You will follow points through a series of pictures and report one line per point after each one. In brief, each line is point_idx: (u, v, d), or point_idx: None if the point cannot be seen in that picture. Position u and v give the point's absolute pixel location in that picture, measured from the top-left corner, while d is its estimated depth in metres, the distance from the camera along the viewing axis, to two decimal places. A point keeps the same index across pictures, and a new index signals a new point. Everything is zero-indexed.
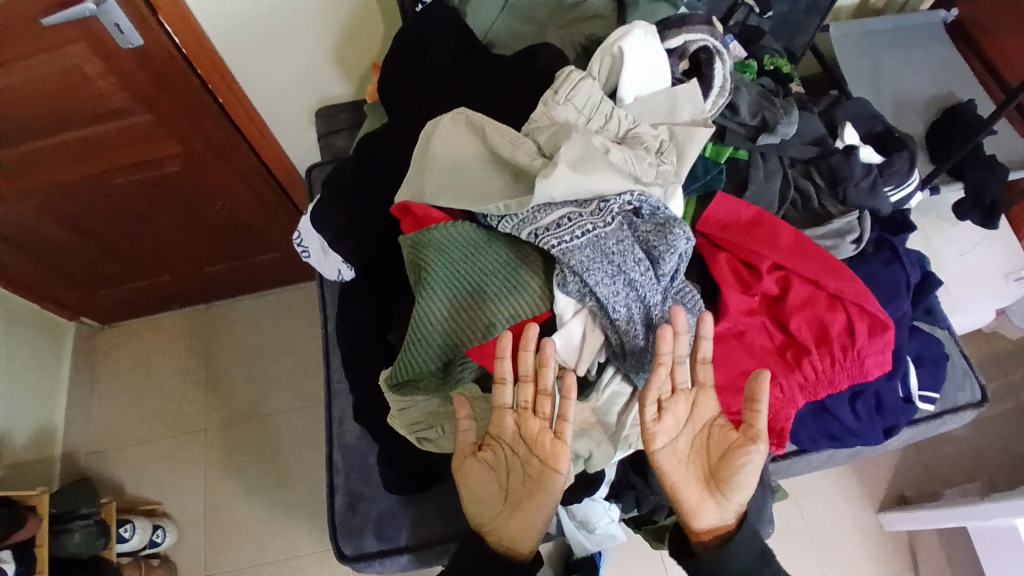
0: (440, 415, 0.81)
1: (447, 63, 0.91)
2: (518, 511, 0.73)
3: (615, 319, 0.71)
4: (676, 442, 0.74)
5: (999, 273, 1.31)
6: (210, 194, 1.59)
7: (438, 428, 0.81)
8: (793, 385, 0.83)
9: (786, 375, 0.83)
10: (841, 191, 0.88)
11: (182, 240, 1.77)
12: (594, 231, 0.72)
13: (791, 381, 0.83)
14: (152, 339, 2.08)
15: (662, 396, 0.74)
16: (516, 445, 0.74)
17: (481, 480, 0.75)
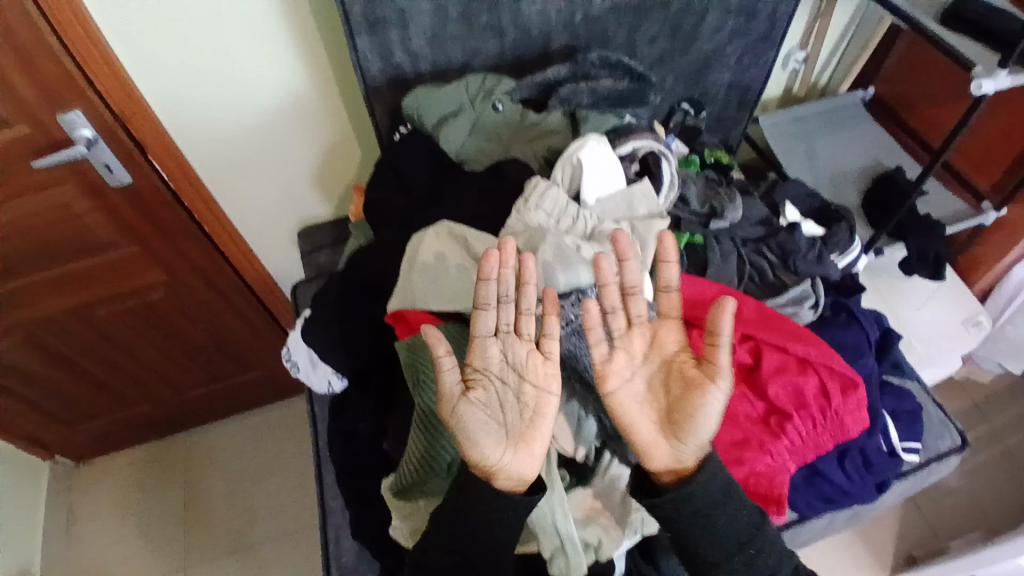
0: None
1: (422, 183, 1.00)
2: (519, 444, 0.75)
3: None
4: (632, 381, 0.77)
5: (953, 322, 1.40)
6: (194, 318, 1.62)
7: None
8: (781, 451, 0.87)
9: (773, 442, 0.86)
10: (792, 264, 0.97)
11: (164, 365, 1.77)
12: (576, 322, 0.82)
13: (779, 447, 0.86)
14: (131, 473, 2.01)
15: (618, 330, 0.78)
16: (503, 374, 0.77)
17: (474, 421, 0.73)
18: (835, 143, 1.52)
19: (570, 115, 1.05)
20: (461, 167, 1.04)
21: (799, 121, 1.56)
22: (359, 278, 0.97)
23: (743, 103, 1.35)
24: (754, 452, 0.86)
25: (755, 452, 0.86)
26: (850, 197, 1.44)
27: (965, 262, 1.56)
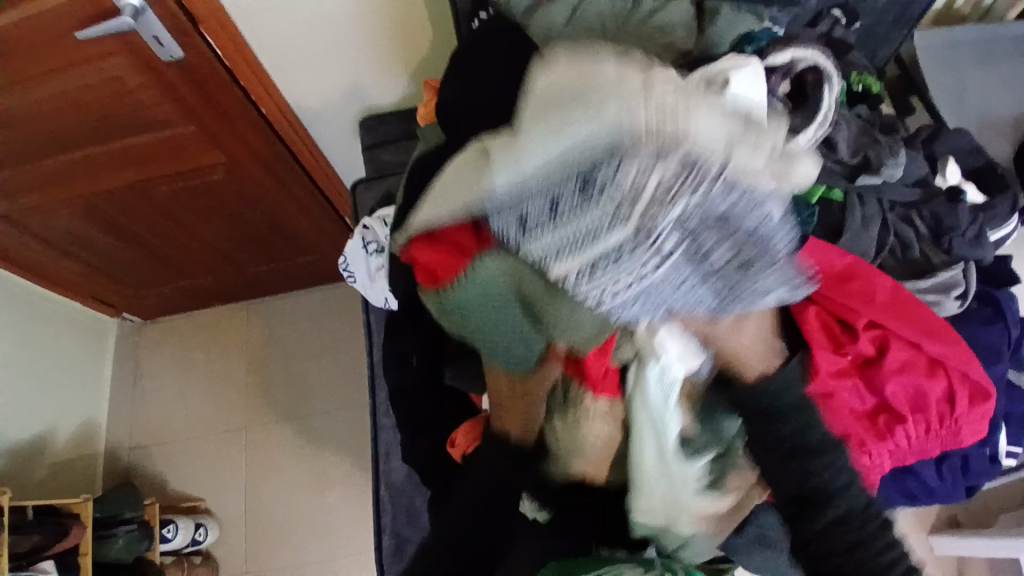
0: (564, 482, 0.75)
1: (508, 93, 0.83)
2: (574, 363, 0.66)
3: None
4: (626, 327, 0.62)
5: None
6: (249, 202, 1.56)
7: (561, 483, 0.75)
8: (881, 453, 0.78)
9: (875, 444, 0.78)
10: (945, 241, 0.81)
11: (222, 246, 1.75)
12: (639, 279, 0.50)
13: (880, 449, 0.78)
14: (192, 338, 2.09)
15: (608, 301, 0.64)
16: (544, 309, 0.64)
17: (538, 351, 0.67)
18: (999, 79, 1.25)
19: (698, 9, 0.86)
20: None
21: (959, 44, 1.27)
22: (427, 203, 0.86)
23: (903, 19, 1.09)
24: (853, 451, 0.78)
25: (853, 452, 0.78)
26: (1002, 149, 1.20)
27: None
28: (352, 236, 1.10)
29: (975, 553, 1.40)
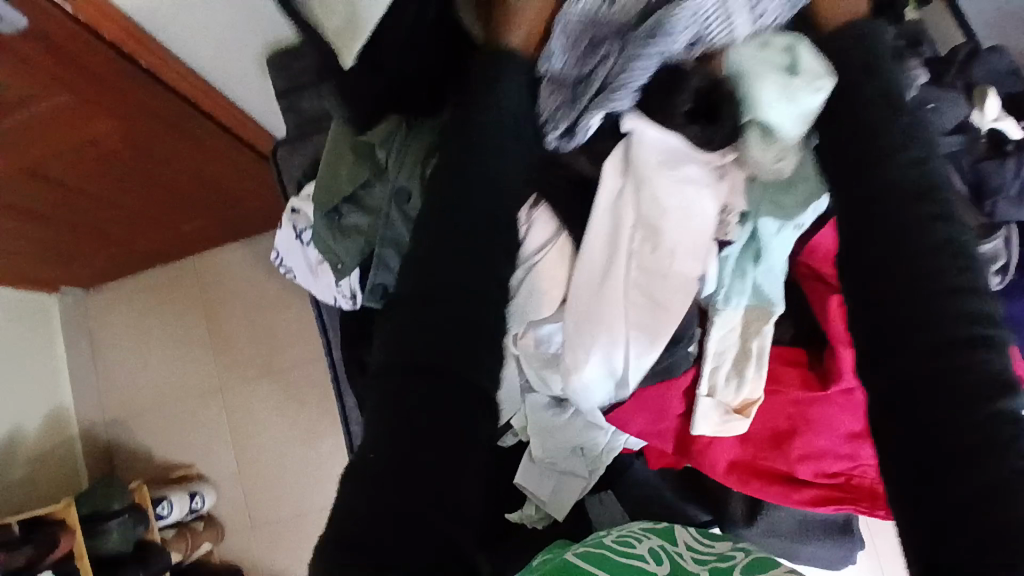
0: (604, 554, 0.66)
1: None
2: None
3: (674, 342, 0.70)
4: None
5: None
6: (161, 164, 1.30)
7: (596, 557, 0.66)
8: None
9: None
10: (989, 204, 0.70)
11: (147, 211, 1.52)
12: None
13: None
14: (144, 303, 1.92)
15: None
16: None
17: None
18: None
19: None
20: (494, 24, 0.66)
21: None
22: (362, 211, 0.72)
23: None
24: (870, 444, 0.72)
25: (871, 446, 0.72)
26: None
27: None
28: (280, 223, 0.92)
29: None
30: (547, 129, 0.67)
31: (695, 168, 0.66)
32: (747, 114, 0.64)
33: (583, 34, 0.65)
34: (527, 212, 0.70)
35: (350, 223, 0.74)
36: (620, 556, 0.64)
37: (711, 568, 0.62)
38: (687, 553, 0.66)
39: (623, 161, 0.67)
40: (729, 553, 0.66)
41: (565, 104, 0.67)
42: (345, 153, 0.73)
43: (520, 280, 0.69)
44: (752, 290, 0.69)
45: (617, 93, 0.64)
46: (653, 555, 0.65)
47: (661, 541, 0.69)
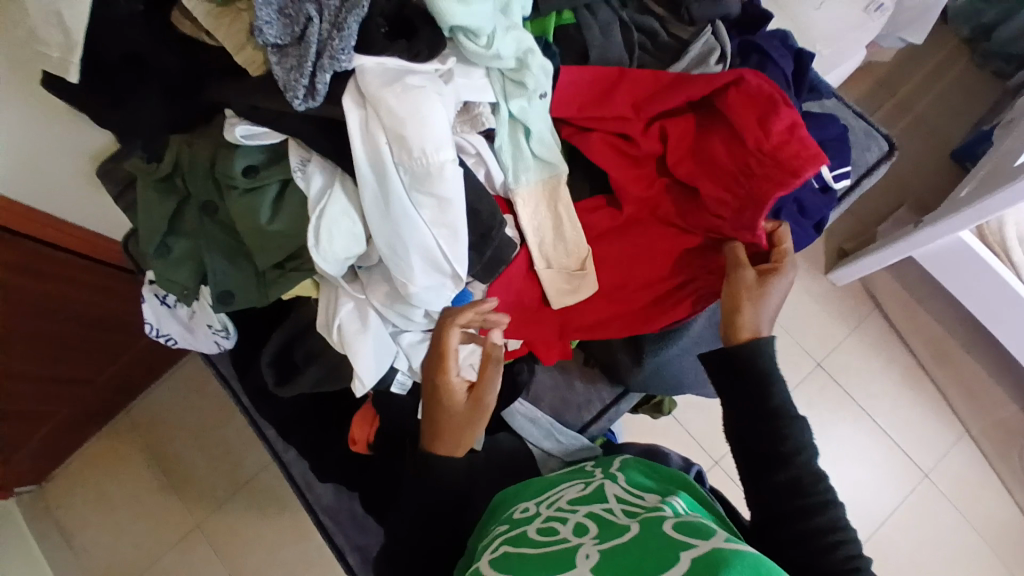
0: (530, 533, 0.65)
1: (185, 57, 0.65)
2: None
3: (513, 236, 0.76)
4: None
5: (857, 12, 1.32)
6: (52, 319, 1.26)
7: (530, 533, 0.65)
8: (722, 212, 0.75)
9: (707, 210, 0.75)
10: (684, 12, 0.81)
11: (73, 382, 1.45)
12: None
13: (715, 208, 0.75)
14: (92, 475, 1.71)
15: None
16: None
17: None
18: None
19: None
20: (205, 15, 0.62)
21: None
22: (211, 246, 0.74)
23: None
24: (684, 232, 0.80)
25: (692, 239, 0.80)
26: None
27: None
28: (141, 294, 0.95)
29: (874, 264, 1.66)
30: (288, 96, 0.59)
31: (422, 76, 0.61)
32: (440, 20, 0.60)
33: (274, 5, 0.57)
34: (301, 168, 0.64)
35: (180, 252, 0.77)
36: (543, 537, 0.63)
37: (641, 518, 0.61)
38: (619, 509, 0.66)
39: (354, 96, 0.60)
40: (659, 506, 0.65)
41: (297, 65, 0.58)
42: (150, 194, 0.75)
43: (318, 241, 0.63)
44: (536, 164, 0.76)
45: (337, 46, 0.57)
46: (577, 524, 0.64)
47: (591, 506, 0.69)
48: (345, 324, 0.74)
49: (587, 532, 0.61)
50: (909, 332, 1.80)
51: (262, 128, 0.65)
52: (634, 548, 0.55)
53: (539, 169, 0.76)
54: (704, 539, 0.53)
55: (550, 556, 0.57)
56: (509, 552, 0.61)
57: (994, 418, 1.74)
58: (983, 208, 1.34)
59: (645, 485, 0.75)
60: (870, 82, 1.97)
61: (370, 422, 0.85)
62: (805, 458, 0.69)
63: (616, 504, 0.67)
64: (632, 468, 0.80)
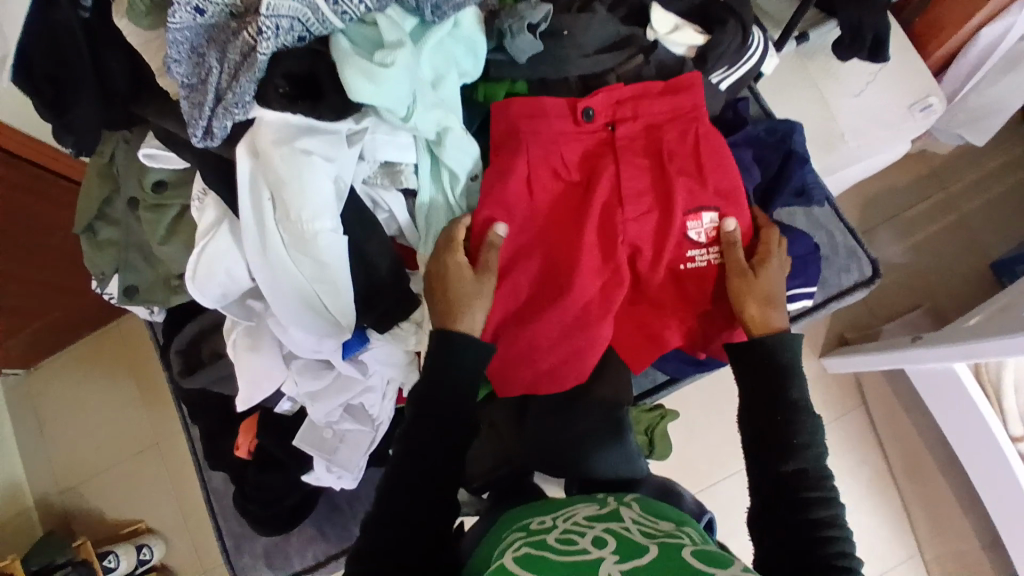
0: (570, 538, 0.56)
1: (120, 63, 0.67)
2: None
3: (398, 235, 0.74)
4: None
5: (899, 109, 1.18)
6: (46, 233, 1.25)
7: (574, 539, 0.55)
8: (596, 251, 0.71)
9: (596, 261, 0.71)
10: None
11: (59, 316, 1.44)
12: None
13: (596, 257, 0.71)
14: (78, 373, 1.59)
15: None
16: None
17: None
18: None
19: None
20: (135, 31, 0.62)
21: None
22: (129, 241, 0.77)
23: None
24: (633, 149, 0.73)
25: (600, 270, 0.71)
26: None
27: (922, 23, 1.23)
28: None
29: (867, 366, 1.48)
30: (188, 131, 0.59)
31: (318, 139, 0.60)
32: (347, 90, 0.58)
33: (185, 46, 0.56)
34: (199, 198, 0.65)
35: (106, 238, 0.81)
36: (561, 547, 0.54)
37: (661, 542, 0.54)
38: (637, 526, 0.58)
39: (248, 147, 0.59)
40: (677, 532, 0.57)
41: (199, 105, 0.57)
42: (93, 178, 0.79)
43: (195, 273, 0.65)
44: None
45: (232, 99, 0.55)
46: (596, 538, 0.55)
47: (608, 523, 0.59)
48: (241, 340, 0.79)
49: (607, 546, 0.53)
50: (887, 438, 1.59)
51: (167, 154, 0.66)
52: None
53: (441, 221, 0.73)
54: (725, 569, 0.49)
55: (569, 569, 0.50)
56: (558, 558, 0.51)
57: (952, 546, 1.53)
58: (976, 347, 1.20)
59: (658, 513, 0.63)
60: (923, 168, 1.70)
61: (254, 432, 0.89)
62: (812, 453, 0.63)
63: (633, 524, 0.58)
64: (643, 500, 0.67)
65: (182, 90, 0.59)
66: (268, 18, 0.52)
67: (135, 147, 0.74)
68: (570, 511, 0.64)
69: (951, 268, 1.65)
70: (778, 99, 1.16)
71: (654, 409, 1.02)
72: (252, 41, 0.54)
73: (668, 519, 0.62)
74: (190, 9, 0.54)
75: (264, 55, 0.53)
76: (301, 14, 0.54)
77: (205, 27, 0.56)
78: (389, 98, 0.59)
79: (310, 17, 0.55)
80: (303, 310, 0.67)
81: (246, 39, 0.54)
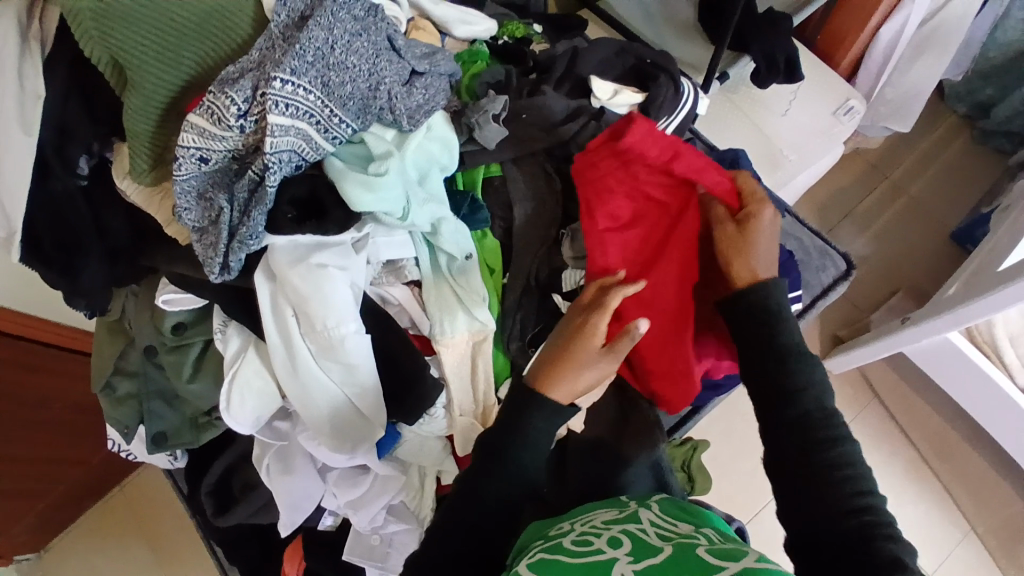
0: (585, 541, 0.57)
1: (125, 223, 0.71)
2: None
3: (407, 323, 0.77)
4: None
5: (826, 114, 1.32)
6: (45, 407, 1.22)
7: (587, 543, 0.56)
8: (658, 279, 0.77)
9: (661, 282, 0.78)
10: None
11: (69, 486, 1.40)
12: None
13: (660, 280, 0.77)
14: (92, 549, 1.51)
15: None
16: None
17: None
18: None
19: None
20: (138, 191, 0.67)
21: None
22: (149, 389, 0.78)
23: None
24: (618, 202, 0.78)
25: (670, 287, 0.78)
26: (681, 22, 1.26)
27: (823, 40, 1.42)
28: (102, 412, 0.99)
29: (866, 357, 1.53)
30: (205, 269, 0.63)
31: (329, 252, 0.64)
32: (346, 201, 0.64)
33: (192, 195, 0.61)
34: (221, 329, 0.69)
35: (124, 391, 0.82)
36: (578, 550, 0.55)
37: (676, 542, 0.54)
38: (653, 527, 0.58)
39: (265, 272, 0.64)
40: (694, 532, 0.57)
41: (213, 244, 0.62)
42: (103, 336, 0.81)
43: (228, 403, 0.68)
44: (462, 311, 0.76)
45: (246, 233, 0.60)
46: (612, 538, 0.56)
47: (625, 525, 0.60)
48: (272, 464, 0.78)
49: (622, 546, 0.54)
50: (908, 424, 1.61)
51: (183, 295, 0.70)
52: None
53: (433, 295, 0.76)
54: (737, 563, 0.49)
55: (584, 571, 0.51)
56: (571, 564, 0.53)
57: (998, 514, 1.52)
58: (965, 312, 1.26)
59: (680, 513, 0.64)
60: (861, 164, 1.84)
61: (300, 557, 0.88)
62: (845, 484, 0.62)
63: (650, 526, 0.58)
64: (669, 501, 0.67)
65: (194, 235, 0.63)
66: (273, 155, 0.58)
67: (145, 298, 0.77)
68: (591, 515, 0.65)
69: (913, 247, 1.75)
70: (718, 133, 1.28)
71: (683, 442, 1.02)
72: (258, 176, 0.60)
73: (683, 515, 0.63)
74: (195, 160, 0.59)
75: (274, 185, 0.59)
76: (298, 146, 0.60)
77: (209, 172, 0.61)
78: (384, 201, 0.65)
79: (305, 147, 0.61)
80: (336, 414, 0.69)
81: (252, 176, 0.60)
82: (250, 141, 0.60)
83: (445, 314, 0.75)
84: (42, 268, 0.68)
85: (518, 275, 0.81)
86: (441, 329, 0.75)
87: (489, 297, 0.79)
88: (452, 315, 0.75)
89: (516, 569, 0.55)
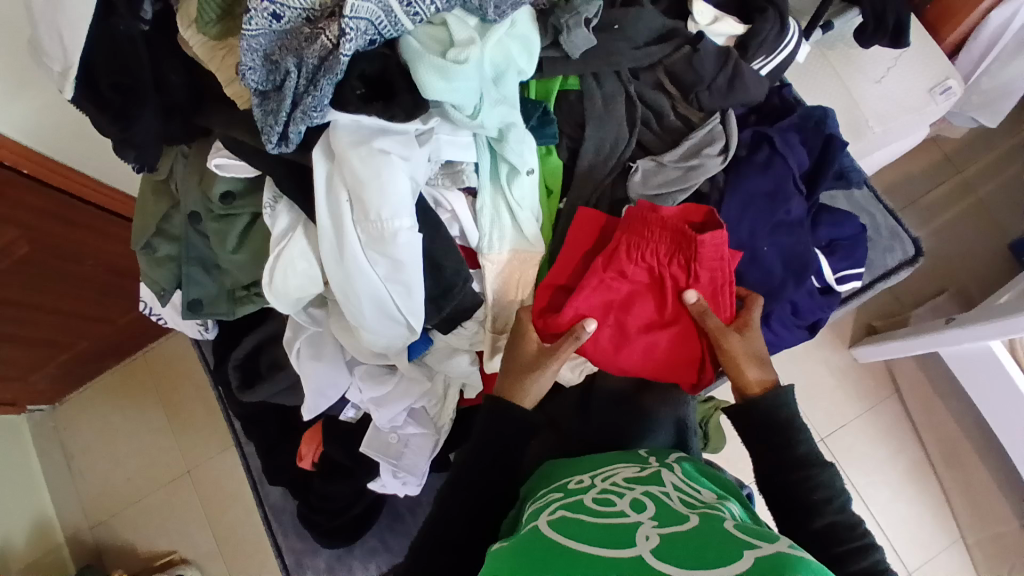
0: (605, 501, 0.56)
1: (183, 79, 0.68)
2: None
3: (456, 234, 0.74)
4: None
5: (921, 89, 1.21)
6: (80, 264, 1.23)
7: (606, 503, 0.56)
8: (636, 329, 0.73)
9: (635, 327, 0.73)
10: (693, 97, 0.78)
11: (95, 343, 1.44)
12: None
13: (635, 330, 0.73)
14: (110, 405, 1.58)
15: None
16: None
17: None
18: None
19: None
20: (200, 43, 0.63)
21: None
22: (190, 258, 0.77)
23: None
24: (644, 311, 0.73)
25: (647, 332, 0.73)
26: None
27: (932, 13, 1.27)
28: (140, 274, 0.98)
29: (898, 353, 1.48)
30: (262, 138, 0.59)
31: (393, 139, 0.61)
32: (421, 87, 0.60)
33: (258, 54, 0.56)
34: (271, 204, 0.67)
35: (163, 254, 0.81)
36: (599, 509, 0.54)
37: (702, 512, 0.53)
38: (676, 494, 0.57)
39: (324, 149, 0.62)
40: (719, 505, 0.56)
41: (274, 111, 0.58)
42: (149, 196, 0.80)
43: (272, 278, 0.66)
44: (514, 227, 0.74)
45: (311, 103, 0.57)
46: (635, 500, 0.55)
47: (648, 487, 0.59)
48: (303, 349, 0.78)
49: (645, 511, 0.53)
50: (924, 426, 1.58)
51: (238, 161, 0.67)
52: (698, 543, 0.47)
53: (491, 208, 0.72)
54: (768, 542, 0.47)
55: (607, 532, 0.50)
56: (597, 523, 0.52)
57: (994, 529, 1.51)
58: (1014, 323, 1.19)
59: (703, 481, 0.63)
60: (939, 153, 1.72)
61: (318, 443, 0.90)
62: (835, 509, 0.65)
63: (674, 491, 0.58)
64: (690, 463, 0.67)
65: (256, 98, 0.59)
66: (351, 20, 0.53)
67: (195, 163, 0.75)
68: (603, 468, 0.65)
69: (975, 250, 1.66)
70: (804, 88, 1.18)
71: (706, 400, 1.00)
72: (331, 44, 0.55)
73: (701, 482, 0.62)
74: (267, 15, 0.55)
75: (348, 56, 0.55)
76: (377, 16, 0.55)
77: (279, 32, 0.57)
78: (459, 92, 0.61)
79: (383, 19, 0.56)
80: (374, 309, 0.67)
81: (325, 42, 0.55)
82: (329, 1, 0.56)
83: (502, 227, 0.73)
84: (95, 113, 0.66)
85: (576, 202, 0.78)
86: (497, 241, 0.73)
87: (542, 220, 0.77)
88: (509, 229, 0.73)
89: (537, 524, 0.54)
